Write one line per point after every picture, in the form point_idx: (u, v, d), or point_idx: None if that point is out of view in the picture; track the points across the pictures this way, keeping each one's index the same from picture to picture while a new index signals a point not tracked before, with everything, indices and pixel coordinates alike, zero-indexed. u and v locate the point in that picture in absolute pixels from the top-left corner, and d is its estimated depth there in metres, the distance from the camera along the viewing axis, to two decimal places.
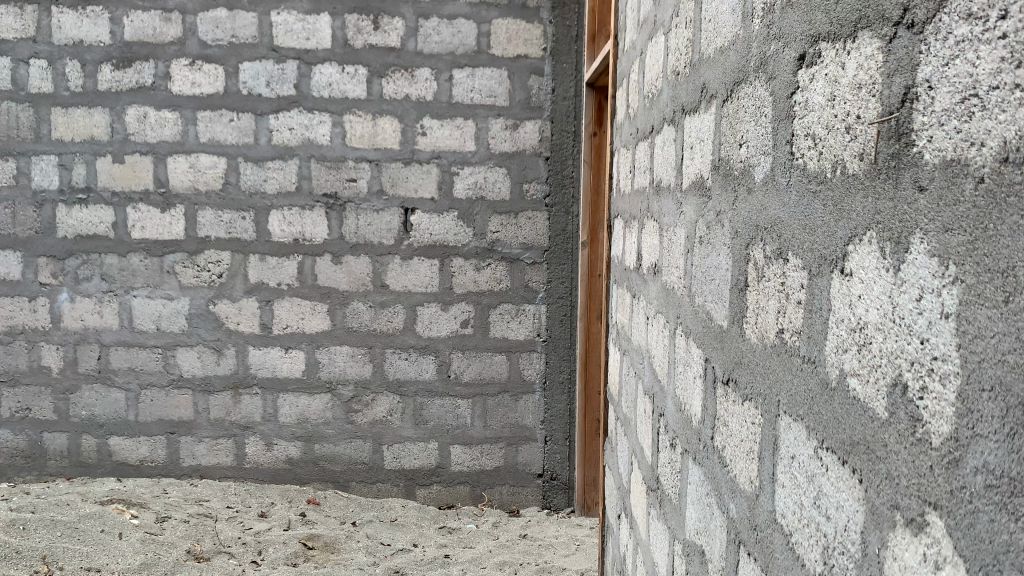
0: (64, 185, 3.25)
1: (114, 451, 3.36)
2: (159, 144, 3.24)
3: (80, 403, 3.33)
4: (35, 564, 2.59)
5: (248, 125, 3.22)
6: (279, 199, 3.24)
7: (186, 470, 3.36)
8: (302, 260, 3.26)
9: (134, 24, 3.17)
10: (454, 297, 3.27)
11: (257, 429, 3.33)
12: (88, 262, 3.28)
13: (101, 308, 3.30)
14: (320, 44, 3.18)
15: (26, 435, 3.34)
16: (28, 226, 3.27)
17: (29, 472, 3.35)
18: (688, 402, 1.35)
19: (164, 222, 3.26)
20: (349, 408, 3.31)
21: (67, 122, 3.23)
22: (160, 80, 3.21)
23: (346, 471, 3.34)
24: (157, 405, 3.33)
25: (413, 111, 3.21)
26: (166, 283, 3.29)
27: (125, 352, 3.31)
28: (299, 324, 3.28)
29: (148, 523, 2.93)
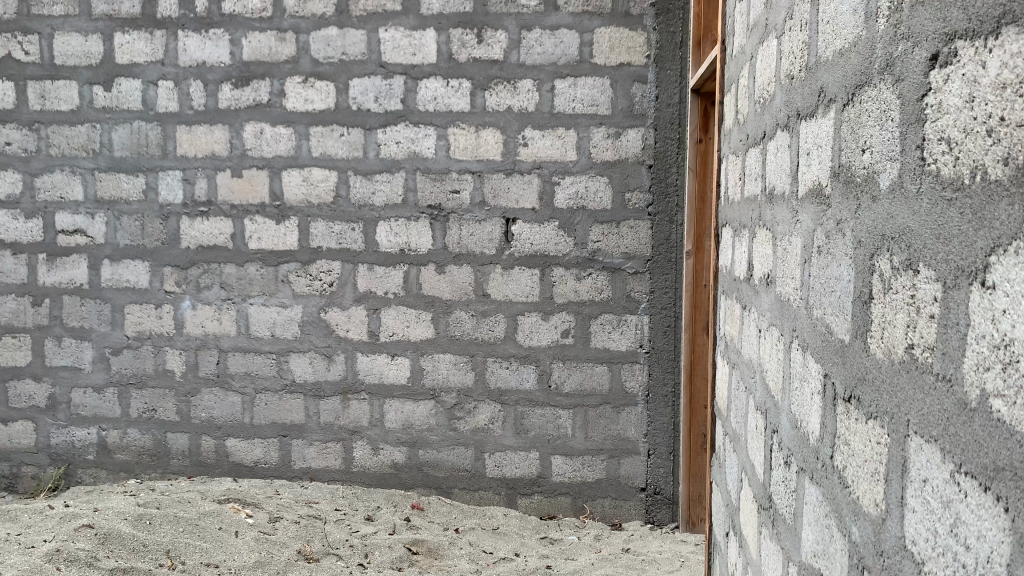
0: (188, 199, 3.44)
1: (231, 452, 3.51)
2: (274, 158, 3.38)
3: (201, 405, 3.51)
4: (160, 557, 2.72)
5: (357, 139, 3.32)
6: (386, 210, 3.33)
7: (297, 472, 3.48)
8: (408, 270, 3.33)
9: (252, 44, 3.34)
10: (555, 307, 3.27)
11: (364, 434, 3.41)
12: (209, 271, 3.46)
13: (220, 315, 3.47)
14: (426, 58, 3.25)
15: (152, 435, 3.55)
16: (155, 237, 3.48)
17: (154, 469, 3.56)
18: (805, 419, 1.30)
19: (278, 233, 3.40)
20: (452, 416, 3.35)
21: (190, 139, 3.42)
22: (276, 97, 3.35)
23: (449, 477, 3.38)
24: (270, 408, 3.47)
25: (515, 122, 3.23)
26: (280, 291, 3.42)
27: (242, 357, 3.47)
28: (403, 332, 3.35)
29: (261, 523, 3.04)
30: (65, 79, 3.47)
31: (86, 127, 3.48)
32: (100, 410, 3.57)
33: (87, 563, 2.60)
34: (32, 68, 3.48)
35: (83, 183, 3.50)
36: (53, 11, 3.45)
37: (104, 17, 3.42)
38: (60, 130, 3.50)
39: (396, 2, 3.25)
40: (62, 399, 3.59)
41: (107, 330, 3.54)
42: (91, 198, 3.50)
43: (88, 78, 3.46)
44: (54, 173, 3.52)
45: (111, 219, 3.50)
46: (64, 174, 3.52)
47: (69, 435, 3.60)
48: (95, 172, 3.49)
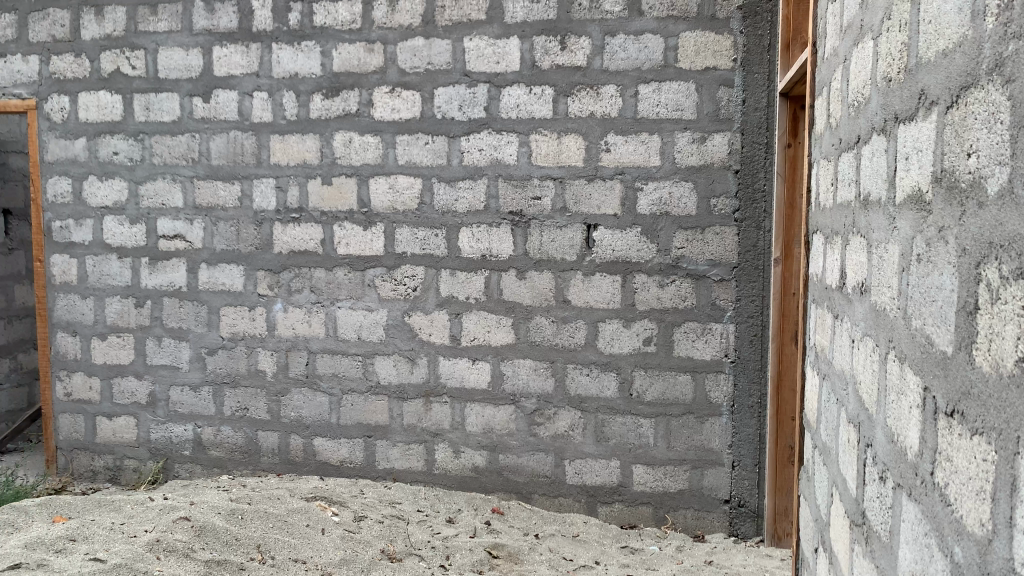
0: (280, 206, 3.57)
1: (318, 452, 3.61)
2: (362, 166, 3.47)
3: (290, 404, 3.62)
4: (251, 551, 2.81)
5: (442, 147, 3.38)
6: (469, 216, 3.37)
7: (381, 472, 3.55)
8: (489, 276, 3.37)
9: (342, 56, 3.44)
10: (637, 314, 3.24)
11: (445, 437, 3.46)
12: (299, 275, 3.57)
13: (309, 317, 3.58)
14: (509, 66, 3.28)
15: (244, 432, 3.69)
16: (249, 242, 3.62)
17: (246, 466, 3.69)
18: (902, 433, 1.25)
19: (365, 239, 3.49)
20: (533, 421, 3.36)
21: (283, 148, 3.55)
22: (364, 107, 3.44)
23: (529, 483, 3.39)
24: (356, 409, 3.55)
25: (598, 128, 3.23)
26: (367, 295, 3.51)
27: (330, 359, 3.57)
28: (485, 337, 3.39)
29: (346, 521, 3.12)
30: (168, 92, 3.65)
31: (186, 137, 3.65)
32: (196, 407, 3.73)
33: (184, 553, 2.68)
34: (138, 82, 3.68)
35: (183, 191, 3.67)
36: (157, 27, 3.63)
37: (204, 32, 3.58)
38: (162, 140, 3.68)
39: (481, 11, 3.29)
40: (161, 396, 3.77)
41: (203, 331, 3.70)
42: (190, 205, 3.67)
43: (188, 90, 3.63)
44: (156, 181, 3.71)
45: (208, 225, 3.66)
46: (165, 181, 3.69)
47: (168, 430, 3.78)
48: (194, 180, 3.66)
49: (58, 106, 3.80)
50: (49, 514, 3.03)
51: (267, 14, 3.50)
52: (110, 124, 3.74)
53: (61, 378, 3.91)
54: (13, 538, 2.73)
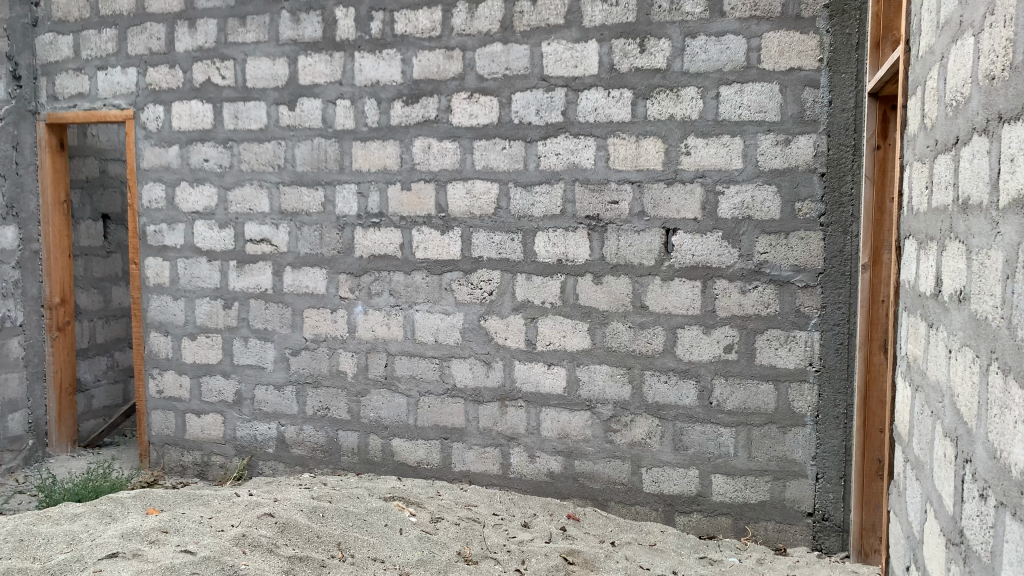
0: (362, 211, 3.64)
1: (395, 452, 3.67)
2: (440, 171, 3.51)
3: (369, 405, 3.69)
4: (332, 548, 2.86)
5: (519, 152, 3.39)
6: (545, 221, 3.37)
7: (457, 475, 3.58)
8: (565, 280, 3.36)
9: (422, 63, 3.49)
10: (717, 320, 3.18)
11: (521, 441, 3.46)
12: (379, 278, 3.64)
13: (388, 320, 3.64)
14: (587, 70, 3.27)
15: (325, 432, 3.78)
16: (331, 246, 3.70)
17: (327, 464, 3.78)
18: (1006, 450, 1.19)
19: (443, 243, 3.53)
20: (609, 428, 3.34)
21: (365, 154, 3.62)
22: (443, 113, 3.49)
23: (605, 489, 3.36)
24: (433, 411, 3.59)
25: (678, 131, 3.18)
26: (444, 299, 3.54)
27: (408, 361, 3.62)
28: (561, 342, 3.38)
29: (424, 522, 3.16)
30: (256, 100, 3.78)
31: (272, 144, 3.77)
32: (280, 406, 3.85)
33: (269, 549, 2.75)
34: (227, 91, 3.82)
35: (269, 197, 3.79)
36: (246, 39, 3.76)
37: (289, 42, 3.69)
38: (250, 147, 3.81)
39: (559, 16, 3.29)
40: (247, 395, 3.90)
41: (287, 332, 3.81)
42: (276, 210, 3.78)
43: (275, 99, 3.74)
44: (244, 187, 3.83)
45: (292, 230, 3.76)
46: (253, 187, 3.82)
47: (252, 428, 3.90)
48: (279, 186, 3.77)
49: (153, 116, 3.97)
50: (143, 506, 3.16)
51: (350, 23, 3.59)
52: (201, 132, 3.89)
53: (154, 375, 4.09)
54: (110, 528, 2.85)
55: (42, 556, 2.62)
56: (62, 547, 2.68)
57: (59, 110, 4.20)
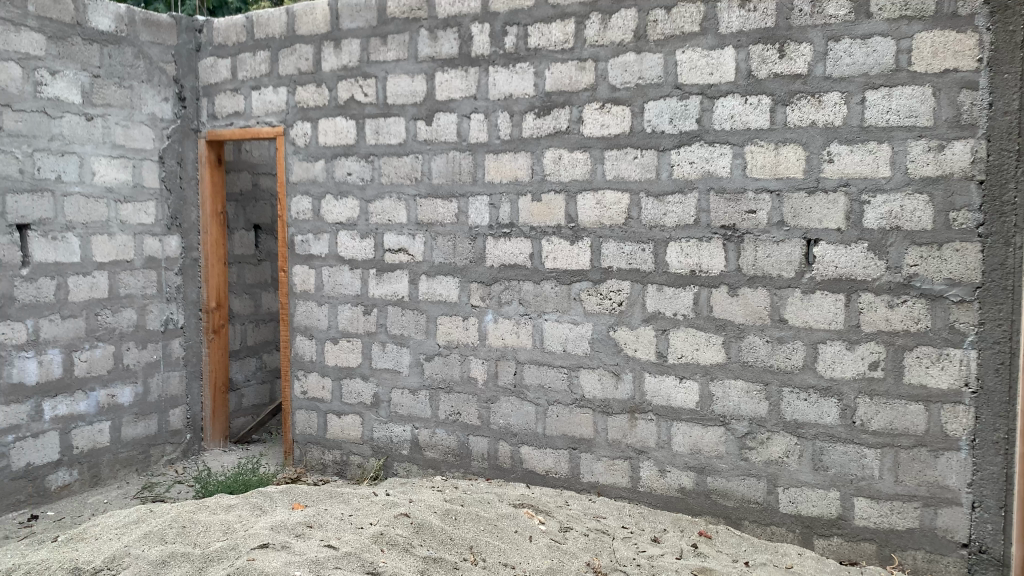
0: (494, 221, 3.72)
1: (525, 459, 3.71)
2: (571, 182, 3.53)
3: (499, 412, 3.75)
4: (464, 552, 2.92)
5: (651, 161, 3.36)
6: (679, 231, 3.32)
7: (586, 485, 3.57)
8: (698, 292, 3.30)
9: (555, 75, 3.53)
10: (862, 336, 3.03)
11: (651, 454, 3.42)
12: (509, 288, 3.70)
13: (518, 328, 3.69)
14: (723, 77, 3.20)
15: (456, 437, 3.87)
16: (464, 256, 3.80)
17: (458, 468, 3.87)
18: None
19: (572, 254, 3.54)
20: (743, 444, 3.24)
21: (497, 166, 3.69)
22: (575, 123, 3.51)
23: (739, 508, 3.27)
24: (561, 421, 3.61)
25: (820, 138, 3.06)
26: (573, 309, 3.56)
27: (537, 370, 3.65)
28: (694, 355, 3.32)
29: (553, 531, 3.17)
30: (395, 116, 3.94)
31: (410, 157, 3.91)
32: (414, 410, 3.97)
33: (405, 548, 2.85)
34: (369, 108, 4.00)
35: (406, 208, 3.93)
36: (387, 57, 3.93)
37: (427, 59, 3.83)
38: (389, 161, 3.97)
39: (695, 24, 3.24)
40: (384, 397, 4.05)
41: (421, 339, 3.93)
42: (413, 221, 3.92)
43: (413, 114, 3.88)
44: (384, 200, 4.00)
45: (427, 240, 3.88)
46: (391, 200, 3.97)
47: (388, 430, 4.05)
48: (416, 197, 3.91)
49: (302, 132, 4.21)
50: (289, 500, 3.34)
51: (485, 38, 3.68)
52: (344, 147, 4.09)
53: (299, 377, 4.32)
54: (261, 520, 3.03)
55: (202, 543, 2.82)
56: (220, 535, 2.88)
57: (218, 128, 4.53)
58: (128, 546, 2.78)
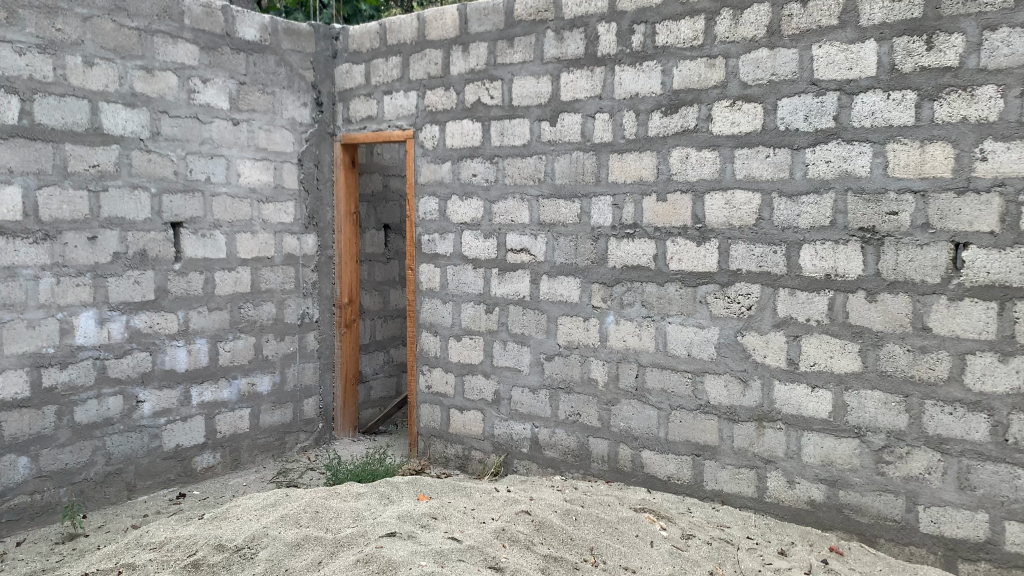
0: (617, 222, 3.69)
1: (646, 464, 3.66)
2: (698, 182, 3.46)
3: (620, 415, 3.72)
4: (585, 553, 2.91)
5: (784, 160, 3.24)
6: (813, 233, 3.19)
7: (709, 493, 3.49)
8: (834, 297, 3.16)
9: (683, 73, 3.47)
10: (1016, 348, 2.81)
11: (779, 464, 3.30)
12: (632, 289, 3.66)
13: (640, 331, 3.64)
14: (864, 72, 3.05)
15: (577, 438, 3.87)
16: (587, 256, 3.79)
17: (578, 469, 3.87)
18: None
19: (698, 255, 3.47)
20: (880, 458, 3.08)
21: (622, 166, 3.66)
22: (703, 122, 3.43)
23: (874, 525, 3.11)
24: (684, 426, 3.54)
25: (971, 134, 2.86)
26: (699, 312, 3.48)
27: (659, 374, 3.60)
28: (827, 363, 3.18)
29: (675, 537, 3.12)
30: (520, 117, 3.97)
31: (533, 158, 3.94)
32: (534, 408, 4.00)
33: (526, 546, 2.88)
34: (495, 110, 4.06)
35: (530, 209, 3.96)
36: (513, 59, 3.97)
37: (553, 60, 3.84)
38: (514, 162, 4.01)
39: (833, 17, 3.11)
40: (505, 395, 4.11)
41: (542, 338, 3.95)
42: (536, 221, 3.95)
43: (538, 115, 3.91)
44: (507, 200, 4.04)
45: (550, 240, 3.90)
46: (515, 200, 4.01)
47: (509, 428, 4.10)
48: (539, 198, 3.93)
49: (430, 134, 4.33)
50: (415, 491, 3.44)
51: (611, 38, 3.65)
52: (470, 149, 4.17)
53: (424, 372, 4.44)
54: (388, 509, 3.13)
55: (333, 528, 2.94)
56: (349, 522, 3.00)
57: (352, 131, 4.74)
58: (266, 528, 2.94)
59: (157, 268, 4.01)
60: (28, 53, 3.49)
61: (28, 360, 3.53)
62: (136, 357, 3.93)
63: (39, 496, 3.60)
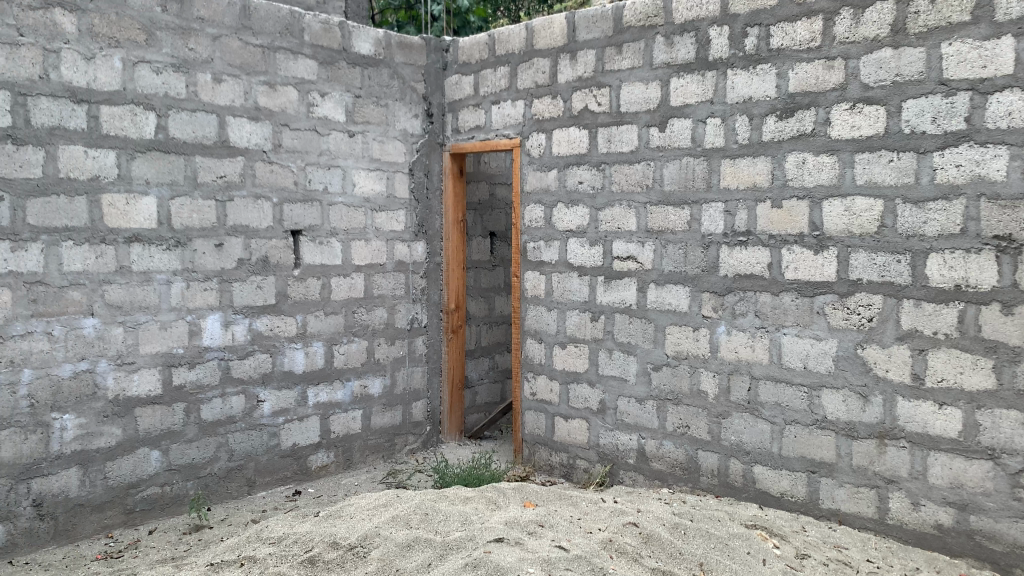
0: (729, 229, 3.60)
1: (758, 479, 3.55)
2: (815, 188, 3.34)
3: (731, 428, 3.62)
4: (694, 567, 2.84)
5: (909, 164, 3.09)
6: (941, 241, 3.02)
7: (826, 512, 3.35)
8: (964, 309, 2.97)
9: (799, 76, 3.36)
10: None
11: (902, 485, 3.14)
12: (745, 299, 3.56)
13: (753, 342, 3.54)
14: (999, 70, 2.87)
15: (685, 450, 3.79)
16: (696, 264, 3.72)
17: (686, 482, 3.79)
18: None
19: (815, 264, 3.34)
20: (1016, 483, 2.87)
21: (734, 172, 3.58)
22: (821, 126, 3.31)
23: (1009, 554, 2.90)
24: (799, 441, 3.41)
25: None
26: (816, 323, 3.35)
27: (773, 387, 3.49)
28: (956, 379, 3.00)
29: (789, 556, 3.00)
30: (629, 124, 3.94)
31: (642, 165, 3.90)
32: (641, 419, 3.95)
33: (634, 558, 2.84)
34: (603, 117, 4.04)
35: (638, 216, 3.92)
36: (622, 65, 3.95)
37: (663, 65, 3.79)
38: (621, 169, 3.98)
39: (964, 12, 2.94)
40: (611, 404, 4.07)
41: (650, 347, 3.90)
42: (644, 228, 3.90)
43: (647, 121, 3.87)
44: (615, 207, 4.02)
45: (658, 248, 3.85)
46: (622, 207, 3.98)
47: (615, 437, 4.06)
48: (647, 205, 3.89)
49: (537, 143, 4.35)
50: (521, 498, 3.46)
51: (723, 41, 3.57)
52: (578, 156, 4.16)
53: (529, 379, 4.46)
54: (496, 515, 3.16)
55: (442, 531, 2.99)
56: (458, 525, 3.04)
57: (461, 141, 4.83)
58: (378, 527, 3.02)
59: (278, 274, 4.20)
60: (164, 72, 3.73)
61: (161, 360, 3.76)
62: (258, 358, 4.13)
63: (169, 488, 3.83)
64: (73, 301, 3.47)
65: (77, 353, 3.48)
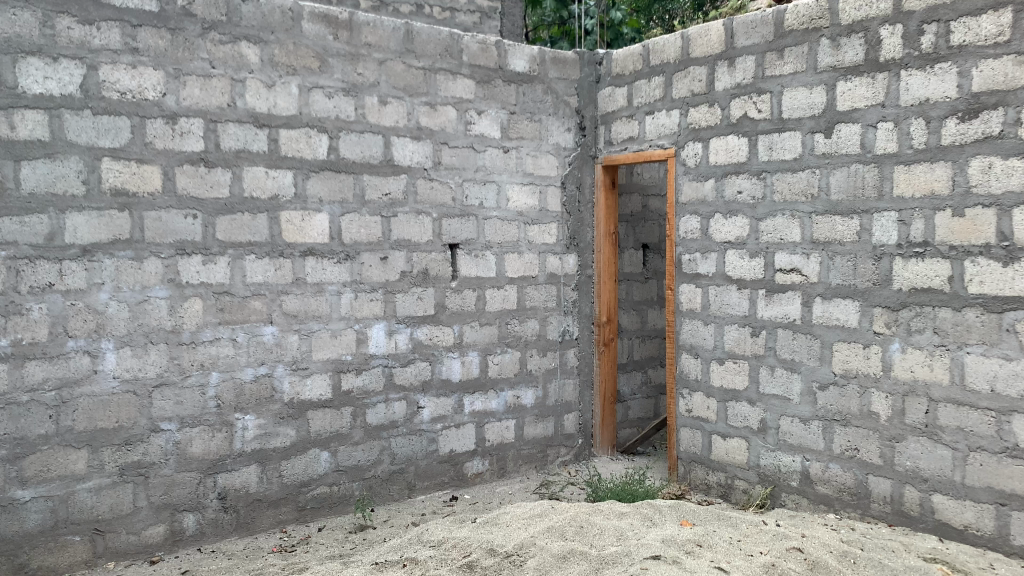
0: (903, 240, 3.38)
1: (937, 509, 3.29)
2: (1004, 195, 3.07)
3: (906, 453, 3.38)
4: None
5: None
6: None
7: (1017, 550, 3.05)
8: None
9: (984, 74, 3.11)
10: None
11: None
12: (921, 314, 3.33)
13: (931, 361, 3.30)
14: None
15: (854, 474, 3.58)
16: (866, 277, 3.51)
17: (855, 509, 3.58)
18: None
19: (1004, 278, 3.07)
20: None
21: (909, 178, 3.36)
22: (1010, 126, 3.04)
23: None
24: (986, 470, 3.14)
25: None
26: (1005, 342, 3.08)
27: (954, 410, 3.23)
28: None
29: None
30: (791, 131, 3.79)
31: (805, 173, 3.74)
32: (805, 440, 3.77)
33: None
34: (763, 124, 3.90)
35: (802, 227, 3.76)
36: (784, 71, 3.81)
37: (829, 69, 3.63)
38: (783, 177, 3.83)
39: None
40: (772, 423, 3.91)
41: (815, 365, 3.72)
42: (808, 239, 3.73)
43: (811, 127, 3.71)
44: (776, 218, 3.87)
45: (824, 259, 3.67)
46: (785, 218, 3.83)
47: (776, 458, 3.90)
48: (813, 215, 3.72)
49: (693, 153, 4.27)
50: (677, 516, 3.39)
51: (896, 41, 3.37)
52: (736, 165, 4.04)
53: (684, 395, 4.37)
54: (652, 532, 3.12)
55: (597, 545, 2.98)
56: (613, 540, 3.02)
57: (613, 153, 4.82)
58: (534, 537, 3.05)
59: (437, 286, 4.35)
60: (335, 96, 3.98)
61: (331, 366, 3.99)
62: (418, 366, 4.30)
63: (336, 488, 4.05)
64: (255, 310, 3.76)
65: (257, 358, 3.77)
